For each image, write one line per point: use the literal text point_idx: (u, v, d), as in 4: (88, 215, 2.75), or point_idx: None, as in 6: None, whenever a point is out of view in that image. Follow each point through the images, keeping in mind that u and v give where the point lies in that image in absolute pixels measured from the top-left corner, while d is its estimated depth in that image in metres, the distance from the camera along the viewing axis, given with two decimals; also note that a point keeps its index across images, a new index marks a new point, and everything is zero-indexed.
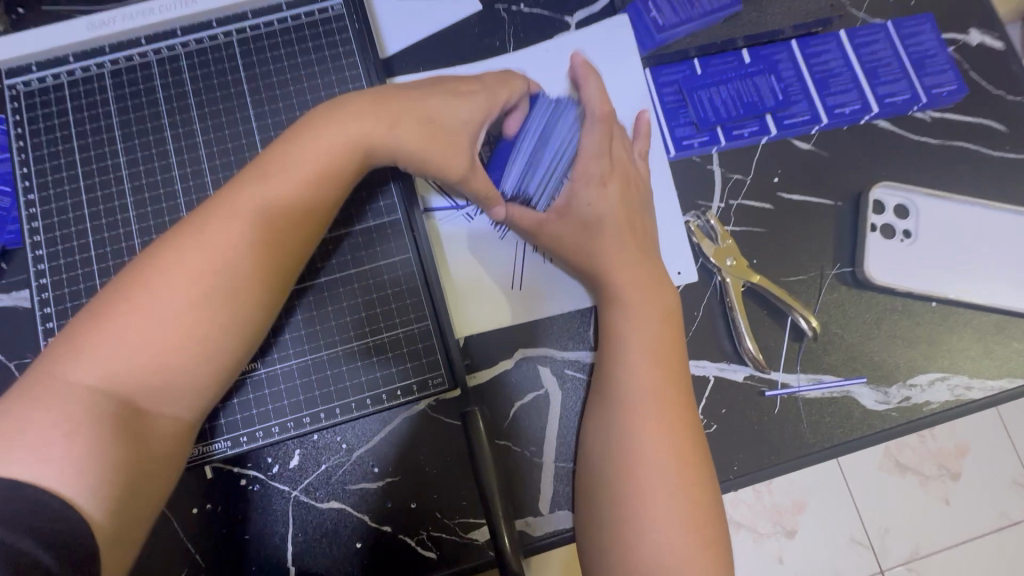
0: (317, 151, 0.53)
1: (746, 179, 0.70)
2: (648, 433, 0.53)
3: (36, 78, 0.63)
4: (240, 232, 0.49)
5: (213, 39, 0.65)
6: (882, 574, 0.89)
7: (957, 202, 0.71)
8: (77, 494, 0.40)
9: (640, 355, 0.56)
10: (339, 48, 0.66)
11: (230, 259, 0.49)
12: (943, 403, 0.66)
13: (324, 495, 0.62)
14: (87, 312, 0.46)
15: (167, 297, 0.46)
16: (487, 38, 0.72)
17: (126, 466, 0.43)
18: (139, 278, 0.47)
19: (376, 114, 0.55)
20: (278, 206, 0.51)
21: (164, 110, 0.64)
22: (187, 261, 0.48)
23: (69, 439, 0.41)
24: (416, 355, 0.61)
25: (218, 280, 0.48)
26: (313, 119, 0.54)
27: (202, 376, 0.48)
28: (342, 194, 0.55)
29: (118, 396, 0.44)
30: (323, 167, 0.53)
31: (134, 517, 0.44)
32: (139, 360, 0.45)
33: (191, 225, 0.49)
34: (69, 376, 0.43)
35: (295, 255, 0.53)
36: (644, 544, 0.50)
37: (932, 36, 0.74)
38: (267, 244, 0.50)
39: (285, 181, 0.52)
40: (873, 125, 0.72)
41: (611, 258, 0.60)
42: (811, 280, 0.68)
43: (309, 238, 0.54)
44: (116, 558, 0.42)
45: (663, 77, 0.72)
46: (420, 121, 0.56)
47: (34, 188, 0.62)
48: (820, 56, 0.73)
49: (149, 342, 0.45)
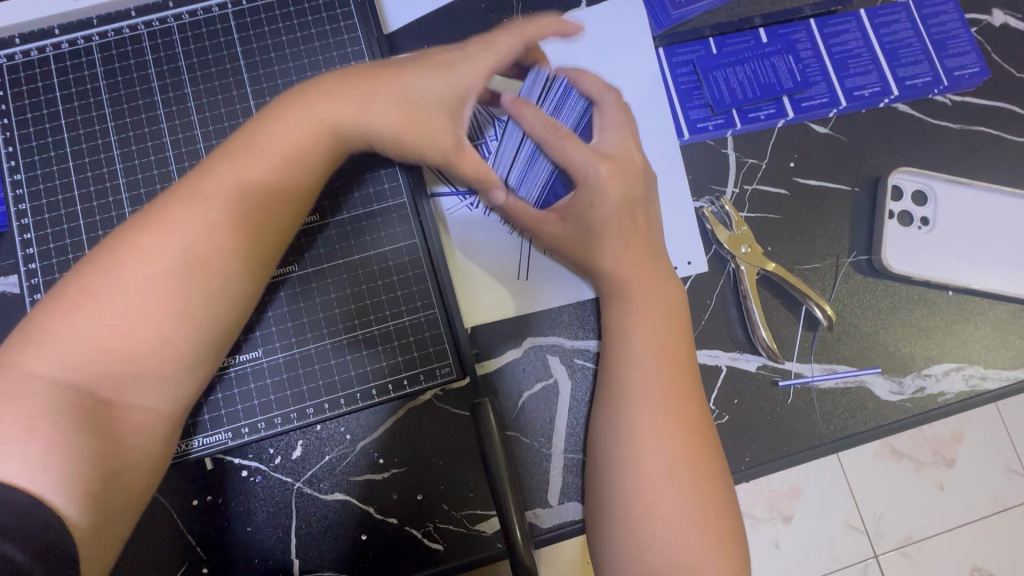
0: (284, 132, 0.51)
1: (762, 163, 0.68)
2: (654, 422, 0.51)
3: (19, 52, 0.60)
4: (200, 212, 0.47)
5: (207, 12, 0.62)
6: (875, 558, 0.89)
7: (976, 189, 0.69)
8: (53, 493, 0.38)
9: (644, 349, 0.55)
10: (340, 23, 0.63)
11: (189, 238, 0.46)
12: (957, 394, 0.65)
13: (328, 486, 0.60)
14: (46, 301, 0.44)
15: (124, 280, 0.44)
16: (494, 14, 0.69)
17: (102, 460, 0.41)
18: (98, 262, 0.45)
19: (350, 95, 0.53)
20: (241, 184, 0.49)
21: (156, 87, 0.60)
22: (145, 242, 0.45)
23: (44, 436, 0.39)
24: (421, 344, 0.60)
25: (176, 260, 0.45)
26: (283, 102, 0.53)
27: (162, 363, 0.45)
28: (316, 175, 0.53)
29: (81, 388, 0.42)
30: (290, 147, 0.51)
31: (112, 513, 0.42)
32: (92, 346, 0.42)
33: (152, 209, 0.47)
34: (35, 369, 0.41)
35: (273, 244, 0.50)
36: (651, 543, 0.49)
37: (955, 16, 0.72)
38: (231, 222, 0.48)
39: (260, 165, 0.50)
40: (893, 108, 0.70)
41: (624, 244, 0.58)
42: (826, 268, 0.67)
43: (279, 219, 0.51)
44: (95, 555, 0.40)
45: (679, 57, 0.69)
46: (397, 100, 0.54)
47: (20, 168, 0.59)
48: (839, 36, 0.71)
49: (106, 327, 0.43)
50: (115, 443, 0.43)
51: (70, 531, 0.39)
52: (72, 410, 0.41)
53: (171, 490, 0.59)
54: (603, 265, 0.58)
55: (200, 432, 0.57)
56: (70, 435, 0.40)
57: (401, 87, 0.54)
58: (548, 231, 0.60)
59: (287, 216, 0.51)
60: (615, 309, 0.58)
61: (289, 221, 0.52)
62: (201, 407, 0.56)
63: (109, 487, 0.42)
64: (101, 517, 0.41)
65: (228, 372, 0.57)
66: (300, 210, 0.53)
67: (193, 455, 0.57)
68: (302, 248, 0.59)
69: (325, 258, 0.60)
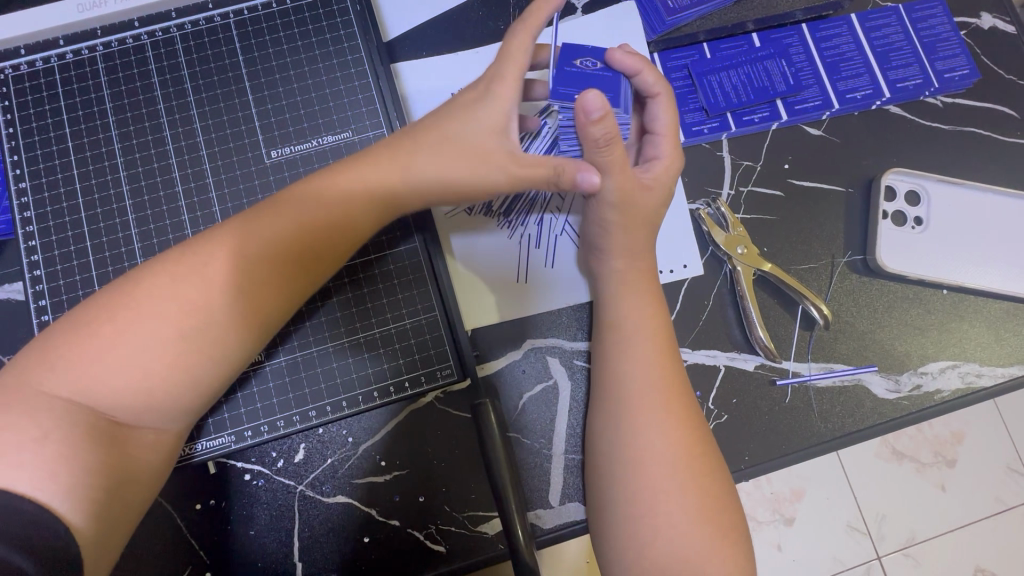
0: (329, 188, 0.50)
1: (757, 165, 0.69)
2: (670, 420, 0.52)
3: (25, 63, 0.61)
4: (251, 275, 0.47)
5: (209, 22, 0.63)
6: (878, 561, 0.90)
7: (969, 188, 0.70)
8: (60, 503, 0.39)
9: (657, 348, 0.55)
10: (340, 31, 0.64)
11: (236, 301, 0.46)
12: (953, 391, 0.66)
13: (331, 489, 0.61)
14: (67, 327, 0.43)
15: (155, 323, 0.43)
16: (492, 22, 0.70)
17: (105, 471, 0.42)
18: (131, 301, 0.44)
19: (405, 153, 0.52)
20: (289, 245, 0.48)
21: (160, 95, 0.61)
22: (188, 294, 0.45)
23: (45, 447, 0.40)
24: (422, 347, 0.60)
25: (217, 318, 0.45)
26: (345, 165, 0.52)
27: (179, 399, 0.45)
28: (359, 240, 0.52)
29: (91, 404, 0.42)
30: (341, 213, 0.50)
31: (115, 522, 0.42)
32: (122, 385, 0.42)
33: (196, 259, 0.46)
34: (45, 387, 0.41)
35: (299, 302, 0.50)
36: (662, 540, 0.49)
37: (944, 19, 0.73)
38: (278, 289, 0.48)
39: (300, 217, 0.49)
40: (885, 110, 0.71)
41: (633, 240, 0.58)
42: (822, 268, 0.68)
43: (315, 278, 0.51)
44: (94, 563, 0.41)
45: (673, 62, 0.70)
46: (448, 143, 0.51)
47: (25, 177, 0.60)
48: (831, 40, 0.72)
49: (135, 368, 0.43)
50: (122, 456, 0.43)
51: (73, 538, 0.39)
52: (76, 420, 0.41)
53: (173, 494, 0.59)
54: (626, 260, 0.59)
55: (203, 436, 0.57)
56: (73, 445, 0.40)
57: (453, 142, 0.51)
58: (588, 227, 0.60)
59: (328, 279, 0.52)
60: (617, 303, 0.58)
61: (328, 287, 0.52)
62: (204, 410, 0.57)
63: (111, 497, 0.42)
64: (104, 526, 0.41)
65: (232, 376, 0.58)
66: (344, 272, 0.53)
67: (196, 458, 0.57)
68: None
69: None
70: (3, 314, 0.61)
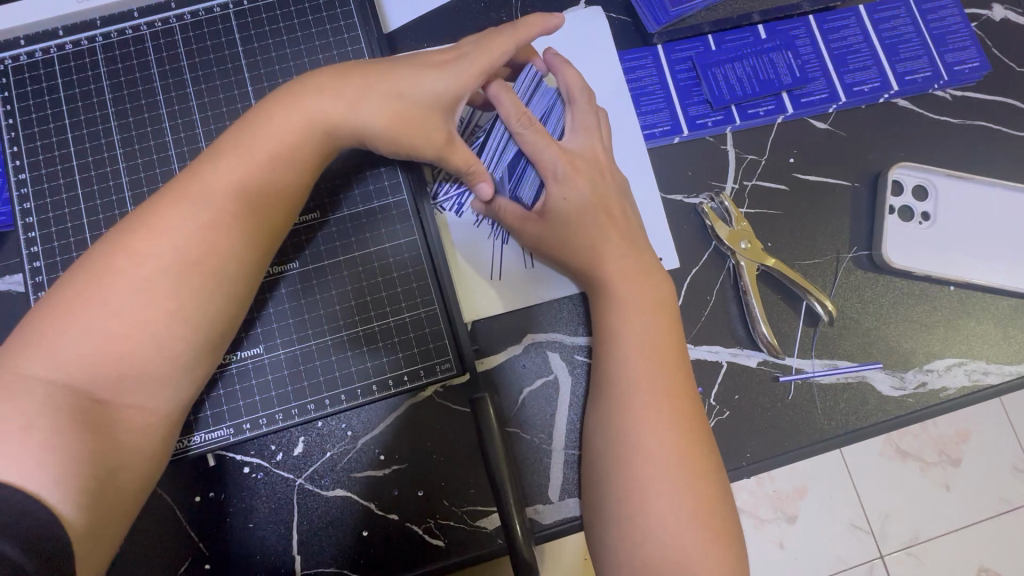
0: (270, 134, 0.50)
1: (762, 160, 0.68)
2: (668, 418, 0.51)
3: (24, 53, 0.61)
4: (189, 215, 0.47)
5: (208, 12, 0.62)
6: (881, 559, 0.89)
7: (977, 183, 0.69)
8: (50, 492, 0.38)
9: (655, 342, 0.54)
10: (340, 22, 0.63)
11: (181, 243, 0.46)
12: (960, 389, 0.65)
13: (330, 483, 0.60)
14: (40, 307, 0.44)
15: (117, 284, 0.44)
16: (494, 13, 0.70)
17: (95, 459, 0.41)
18: (91, 265, 0.45)
19: (349, 96, 0.53)
20: (226, 190, 0.48)
21: (159, 85, 0.61)
22: (138, 246, 0.45)
23: (32, 437, 0.39)
24: (422, 340, 0.60)
25: (169, 265, 0.45)
26: (279, 108, 0.52)
27: (154, 365, 0.45)
28: (304, 187, 0.53)
29: (79, 391, 0.42)
30: (283, 151, 0.51)
31: (109, 511, 0.42)
32: (89, 347, 0.43)
33: (143, 212, 0.47)
34: (20, 367, 0.41)
35: (254, 244, 0.50)
36: (652, 540, 0.48)
37: (955, 11, 0.72)
38: (214, 227, 0.47)
39: (243, 165, 0.49)
40: (893, 104, 0.70)
41: (609, 240, 0.58)
42: (827, 263, 0.67)
43: (269, 223, 0.51)
44: (89, 556, 0.40)
45: (677, 54, 0.69)
46: (389, 100, 0.53)
47: (25, 167, 0.59)
48: (838, 31, 0.71)
49: (99, 332, 0.43)
50: (114, 445, 0.43)
51: (65, 529, 0.38)
52: (70, 411, 0.41)
53: (174, 486, 0.59)
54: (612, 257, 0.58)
55: (202, 428, 0.57)
56: (63, 436, 0.40)
57: (373, 82, 0.54)
58: (536, 234, 0.60)
59: (278, 221, 0.52)
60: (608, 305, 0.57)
61: (273, 234, 0.52)
62: (203, 402, 0.57)
63: (102, 489, 0.41)
64: (98, 518, 0.41)
65: (229, 368, 0.58)
66: (288, 216, 0.53)
67: (194, 452, 0.57)
68: (303, 244, 0.60)
69: (325, 256, 0.60)
70: (4, 306, 0.61)
